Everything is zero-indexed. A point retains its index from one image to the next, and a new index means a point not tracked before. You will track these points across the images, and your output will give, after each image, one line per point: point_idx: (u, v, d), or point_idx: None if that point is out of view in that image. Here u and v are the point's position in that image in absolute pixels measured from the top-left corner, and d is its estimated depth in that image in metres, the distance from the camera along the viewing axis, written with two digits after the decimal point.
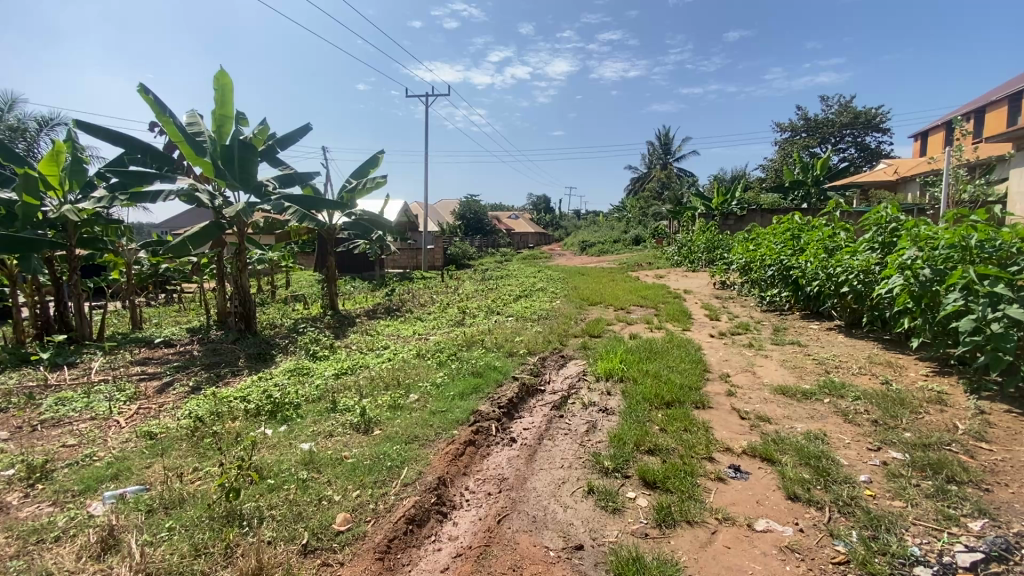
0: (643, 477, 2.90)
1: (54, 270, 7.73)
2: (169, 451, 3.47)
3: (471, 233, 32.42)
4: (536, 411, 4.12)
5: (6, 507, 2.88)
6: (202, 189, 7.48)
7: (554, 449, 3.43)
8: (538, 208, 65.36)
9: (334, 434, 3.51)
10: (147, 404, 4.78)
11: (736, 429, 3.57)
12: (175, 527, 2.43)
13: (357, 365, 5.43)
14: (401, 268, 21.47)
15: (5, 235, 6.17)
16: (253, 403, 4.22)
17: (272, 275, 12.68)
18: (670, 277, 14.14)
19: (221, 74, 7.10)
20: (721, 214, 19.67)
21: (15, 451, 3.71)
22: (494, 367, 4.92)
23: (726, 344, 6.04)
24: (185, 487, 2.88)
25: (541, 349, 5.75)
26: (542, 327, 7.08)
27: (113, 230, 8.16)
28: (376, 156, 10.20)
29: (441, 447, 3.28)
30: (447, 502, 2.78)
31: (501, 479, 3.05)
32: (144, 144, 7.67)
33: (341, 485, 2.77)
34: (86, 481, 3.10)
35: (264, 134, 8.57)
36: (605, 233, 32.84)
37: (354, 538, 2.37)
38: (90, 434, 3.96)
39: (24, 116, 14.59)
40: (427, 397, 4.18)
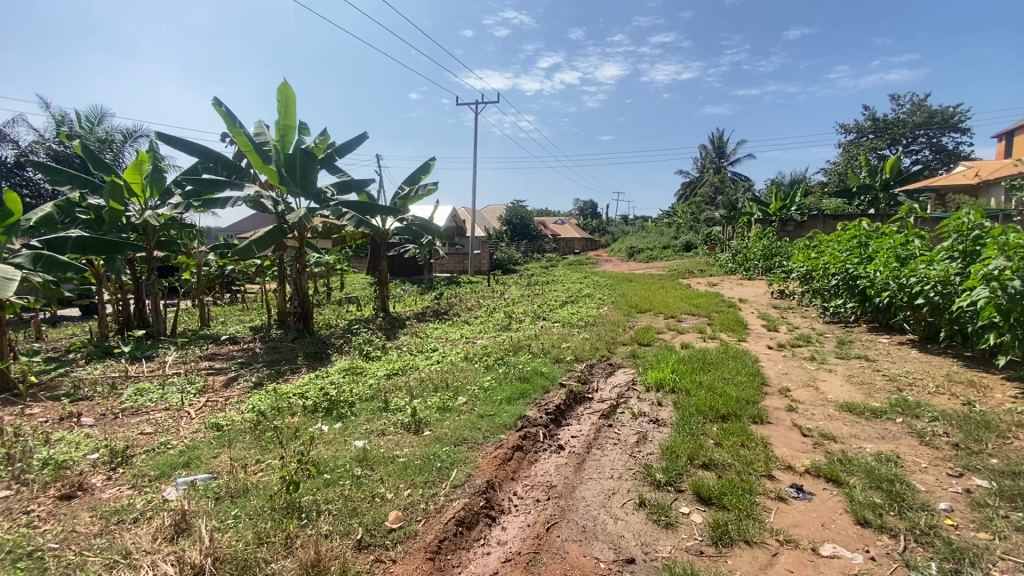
0: (698, 492, 2.80)
1: (136, 270, 8.42)
2: (235, 443, 3.68)
3: (517, 238, 32.45)
4: (585, 419, 4.08)
5: (92, 488, 3.14)
6: (267, 196, 7.91)
7: (604, 459, 3.37)
8: (584, 213, 65.14)
9: (386, 433, 3.61)
10: (214, 397, 5.09)
11: (798, 446, 3.38)
12: (239, 515, 2.57)
13: (407, 366, 5.55)
14: (448, 272, 21.97)
15: (95, 238, 6.74)
16: (311, 399, 4.42)
17: (328, 278, 13.22)
18: (723, 285, 13.63)
19: (284, 85, 7.49)
20: (779, 220, 18.83)
21: (99, 436, 4.04)
22: (541, 373, 4.90)
23: (785, 356, 5.76)
24: (248, 478, 3.04)
25: (589, 356, 5.69)
26: (589, 333, 7.01)
27: (187, 233, 8.75)
28: (428, 163, 10.48)
29: (489, 450, 3.30)
30: (496, 506, 2.79)
31: (549, 486, 3.04)
32: (215, 154, 8.22)
33: (393, 483, 2.84)
34: (161, 467, 3.33)
35: (324, 143, 8.99)
36: (654, 239, 32.15)
37: (405, 536, 2.42)
38: (165, 424, 4.26)
39: (112, 129, 16.12)
40: (475, 400, 4.22)
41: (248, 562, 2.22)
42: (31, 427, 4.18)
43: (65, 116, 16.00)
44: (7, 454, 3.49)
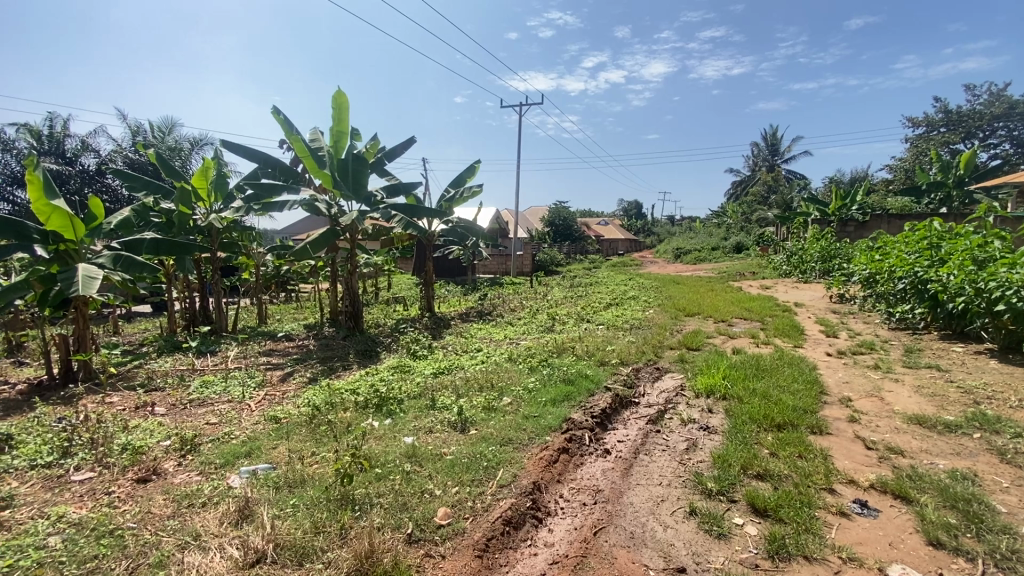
0: (752, 503, 2.70)
1: (202, 270, 8.98)
2: (292, 435, 3.86)
3: (560, 239, 32.27)
4: (631, 424, 4.02)
5: (165, 473, 3.39)
6: (321, 199, 8.26)
7: (652, 465, 3.31)
8: (629, 213, 64.17)
9: (433, 431, 3.69)
10: (272, 391, 5.37)
11: (862, 460, 3.20)
12: (298, 504, 2.70)
13: (452, 366, 5.64)
14: (491, 273, 22.18)
15: (166, 240, 7.22)
16: (362, 395, 4.57)
17: (376, 278, 13.62)
18: (777, 288, 13.06)
19: (338, 92, 7.79)
20: (837, 220, 17.86)
21: (171, 425, 4.33)
22: (587, 376, 4.86)
23: (846, 364, 5.46)
24: (305, 469, 3.19)
25: (635, 360, 5.60)
26: (635, 336, 6.90)
27: (247, 235, 9.24)
28: (473, 165, 10.61)
29: (535, 452, 3.30)
30: (542, 508, 2.80)
31: (596, 490, 3.01)
32: (274, 160, 8.65)
33: (441, 480, 2.90)
34: (225, 456, 3.54)
35: (375, 148, 9.28)
36: (702, 240, 31.24)
37: (454, 533, 2.46)
38: (228, 415, 4.53)
39: (180, 137, 17.24)
40: (520, 401, 4.24)
41: (307, 550, 2.33)
42: (112, 414, 4.55)
43: (139, 127, 17.24)
44: (91, 439, 3.81)
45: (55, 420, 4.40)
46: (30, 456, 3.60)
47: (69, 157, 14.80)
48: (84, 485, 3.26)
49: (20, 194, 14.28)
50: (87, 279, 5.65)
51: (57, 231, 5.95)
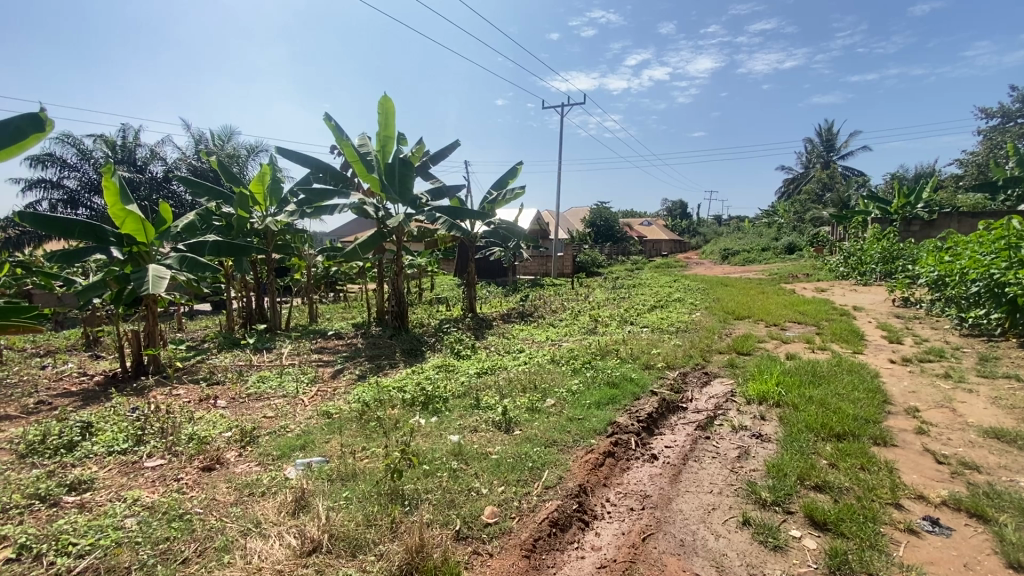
0: (810, 515, 2.59)
1: (258, 271, 9.44)
2: (344, 430, 4.00)
3: (601, 239, 31.87)
4: (679, 429, 3.93)
5: (228, 462, 3.59)
6: (369, 202, 8.52)
7: (702, 472, 3.23)
8: (673, 213, 62.68)
9: (479, 430, 3.74)
10: (324, 387, 5.58)
11: (931, 474, 3.01)
12: (350, 498, 2.80)
13: (496, 366, 5.68)
14: (532, 275, 22.23)
15: (227, 242, 7.61)
16: (409, 393, 4.68)
17: (420, 279, 13.90)
18: (834, 291, 12.42)
19: (385, 98, 8.00)
20: (901, 219, 16.79)
21: (231, 417, 4.58)
22: (631, 379, 4.79)
23: (911, 372, 5.14)
24: (356, 463, 3.30)
25: (682, 364, 5.47)
26: (681, 339, 6.74)
27: (299, 237, 9.64)
28: (515, 167, 10.65)
29: (581, 455, 3.28)
30: (589, 511, 2.78)
31: (644, 495, 2.96)
32: (325, 165, 9.01)
33: (487, 479, 2.93)
34: (282, 448, 3.71)
35: (420, 152, 9.48)
36: (751, 241, 30.14)
37: (501, 532, 2.49)
38: (283, 409, 4.74)
39: (238, 145, 18.19)
40: (564, 403, 4.22)
41: (359, 542, 2.41)
42: (179, 406, 4.86)
43: (201, 135, 18.29)
44: (161, 429, 4.08)
45: (129, 410, 4.74)
46: (109, 442, 3.89)
47: (140, 165, 15.90)
48: (156, 471, 3.49)
49: (97, 200, 15.45)
50: (156, 279, 6.06)
51: (131, 234, 6.39)
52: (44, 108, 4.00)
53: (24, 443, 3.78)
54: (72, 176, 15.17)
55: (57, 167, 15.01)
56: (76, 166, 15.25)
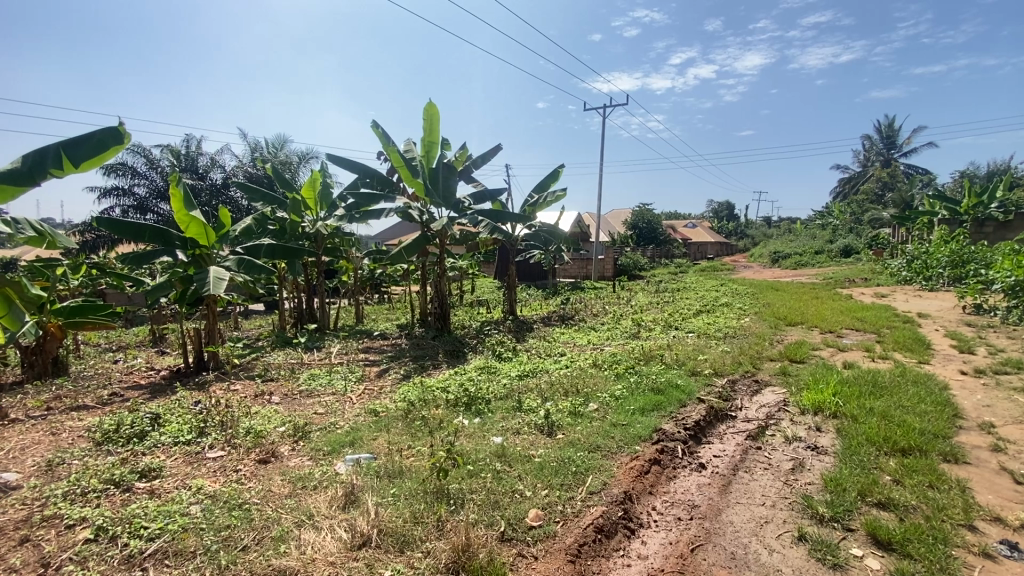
0: (873, 534, 2.45)
1: (309, 273, 9.82)
2: (390, 428, 4.11)
3: (644, 242, 31.31)
4: (728, 438, 3.81)
5: (282, 456, 3.76)
6: (414, 206, 8.72)
7: (753, 484, 3.12)
8: (719, 215, 60.88)
9: (521, 432, 3.75)
10: (370, 386, 5.75)
11: (1009, 496, 2.79)
12: (397, 494, 2.88)
13: (538, 369, 5.68)
14: (572, 278, 22.10)
15: (281, 245, 7.96)
16: (453, 394, 4.75)
17: (462, 281, 14.08)
18: (897, 297, 11.70)
19: (430, 104, 8.17)
20: (972, 220, 15.64)
21: (284, 412, 4.79)
22: (677, 386, 4.67)
23: (986, 385, 4.77)
24: (402, 461, 3.39)
25: (730, 371, 5.30)
26: (729, 345, 6.53)
27: (347, 241, 9.96)
28: (557, 170, 10.64)
29: (625, 461, 3.23)
30: (634, 519, 2.74)
31: (691, 505, 2.89)
32: (372, 171, 9.29)
33: (531, 482, 2.94)
34: (332, 444, 3.85)
35: (463, 156, 9.62)
36: (803, 243, 28.84)
37: (545, 536, 2.49)
38: (333, 406, 4.92)
39: (291, 152, 19.00)
40: (607, 408, 4.18)
41: (407, 538, 2.47)
42: (237, 401, 5.12)
43: (257, 143, 19.22)
44: (221, 422, 4.32)
45: (192, 403, 5.03)
46: (174, 433, 4.15)
47: (202, 172, 16.87)
48: (217, 462, 3.70)
49: (164, 206, 16.50)
50: (216, 281, 6.41)
51: (195, 237, 6.79)
52: (121, 123, 4.27)
53: (100, 432, 4.08)
54: (142, 183, 16.28)
55: (128, 175, 16.14)
56: (145, 174, 16.36)
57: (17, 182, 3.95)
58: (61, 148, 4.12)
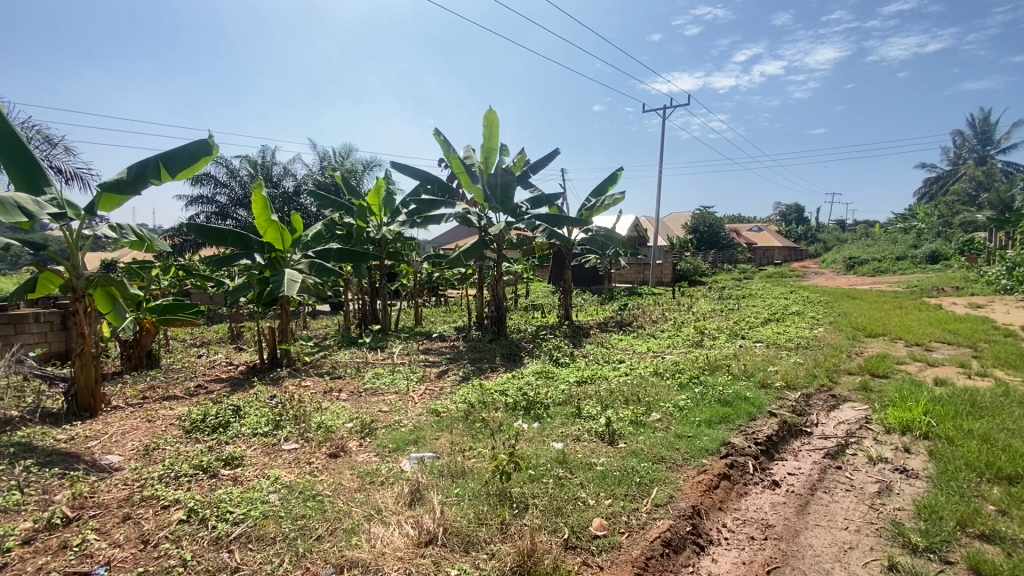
0: (977, 569, 2.24)
1: (372, 276, 10.23)
2: (451, 428, 4.20)
3: (705, 246, 30.18)
4: (804, 456, 3.60)
5: (351, 450, 3.94)
6: (473, 212, 8.89)
7: (834, 506, 2.93)
8: (787, 219, 57.86)
9: (582, 439, 3.72)
10: (431, 386, 5.90)
11: None
12: (461, 494, 2.94)
13: (596, 376, 5.61)
14: (628, 283, 21.67)
15: (347, 249, 8.32)
16: (511, 398, 4.78)
17: (517, 285, 14.16)
18: (997, 308, 10.59)
19: (490, 111, 8.30)
20: None
21: (352, 409, 5.02)
22: (746, 398, 4.45)
23: None
24: (464, 462, 3.45)
25: (804, 384, 5.01)
26: (802, 357, 6.17)
27: (408, 245, 10.27)
28: (615, 173, 10.50)
29: (692, 475, 3.13)
30: (703, 535, 2.65)
31: (766, 525, 2.76)
32: (433, 177, 9.54)
33: (594, 490, 2.91)
34: (397, 442, 3.98)
35: (521, 162, 9.70)
36: (883, 248, 26.78)
37: (610, 546, 2.46)
38: (396, 405, 5.09)
39: (356, 160, 19.87)
40: (671, 418, 4.06)
41: (472, 538, 2.52)
42: (308, 396, 5.41)
43: (326, 153, 20.26)
44: (295, 416, 4.58)
45: (268, 397, 5.37)
46: (253, 425, 4.44)
47: (275, 180, 17.99)
48: (292, 454, 3.92)
49: (242, 212, 17.74)
50: (290, 283, 6.80)
51: (272, 242, 7.25)
52: (211, 136, 4.64)
53: (189, 421, 4.44)
54: (223, 192, 17.59)
55: (212, 184, 17.49)
56: (226, 183, 17.66)
57: (122, 190, 4.41)
58: (160, 160, 4.52)
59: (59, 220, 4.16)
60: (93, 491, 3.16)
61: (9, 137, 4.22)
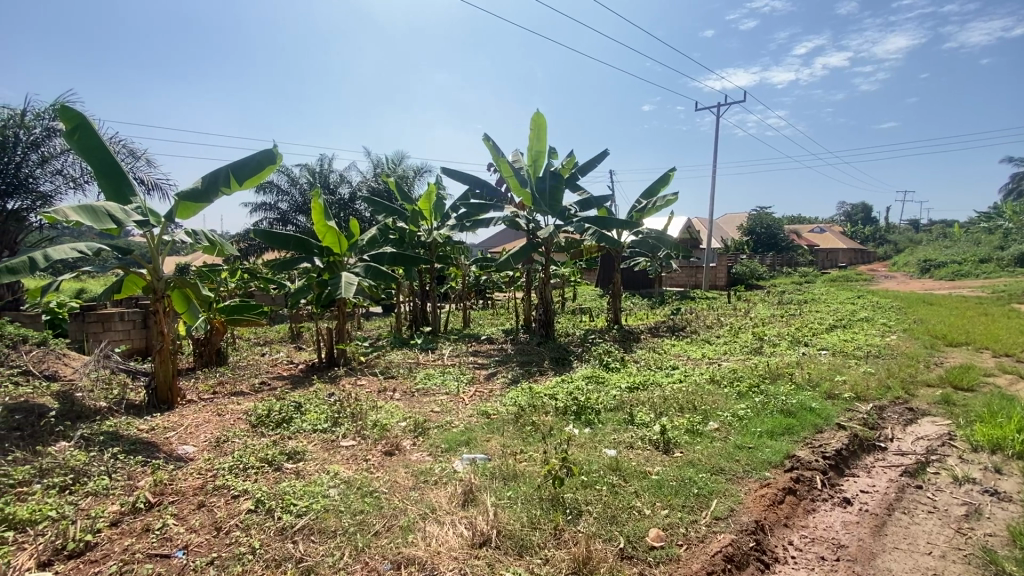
0: None
1: (423, 279, 10.45)
2: (502, 431, 4.22)
3: (762, 248, 28.91)
4: (878, 473, 3.37)
5: (405, 449, 4.04)
6: (521, 215, 8.93)
7: (914, 529, 2.73)
8: (852, 219, 54.64)
9: (635, 447, 3.64)
10: (481, 388, 5.96)
11: None
12: (514, 497, 2.95)
13: (649, 382, 5.47)
14: (680, 286, 21.06)
15: (399, 253, 8.54)
16: (561, 402, 4.74)
17: (565, 288, 14.07)
18: None
19: (539, 114, 8.32)
20: None
21: (405, 408, 5.14)
22: (811, 409, 4.22)
23: None
24: (516, 465, 3.46)
25: (876, 396, 4.69)
26: (873, 366, 5.78)
27: (458, 248, 10.43)
28: (667, 173, 10.24)
29: (754, 488, 2.99)
30: (768, 552, 2.53)
31: (838, 545, 2.60)
32: (482, 181, 9.66)
33: (649, 500, 2.84)
34: (449, 442, 4.04)
35: (570, 164, 9.65)
36: (964, 250, 24.68)
37: (668, 559, 2.39)
38: (447, 406, 5.17)
39: (408, 167, 20.40)
40: (730, 428, 3.90)
41: (526, 542, 2.52)
42: (363, 395, 5.60)
43: (379, 160, 20.95)
44: (352, 414, 4.74)
45: (326, 395, 5.60)
46: (313, 421, 4.64)
47: (332, 187, 18.77)
48: (350, 450, 4.07)
49: (301, 218, 18.61)
50: (347, 285, 7.06)
51: (330, 246, 7.57)
52: (274, 146, 4.90)
53: (255, 416, 4.69)
54: (285, 199, 18.53)
55: (274, 192, 18.47)
56: (287, 191, 18.59)
57: (196, 199, 4.73)
58: (229, 171, 4.82)
59: (142, 227, 4.52)
60: (171, 479, 3.40)
61: (101, 152, 4.65)
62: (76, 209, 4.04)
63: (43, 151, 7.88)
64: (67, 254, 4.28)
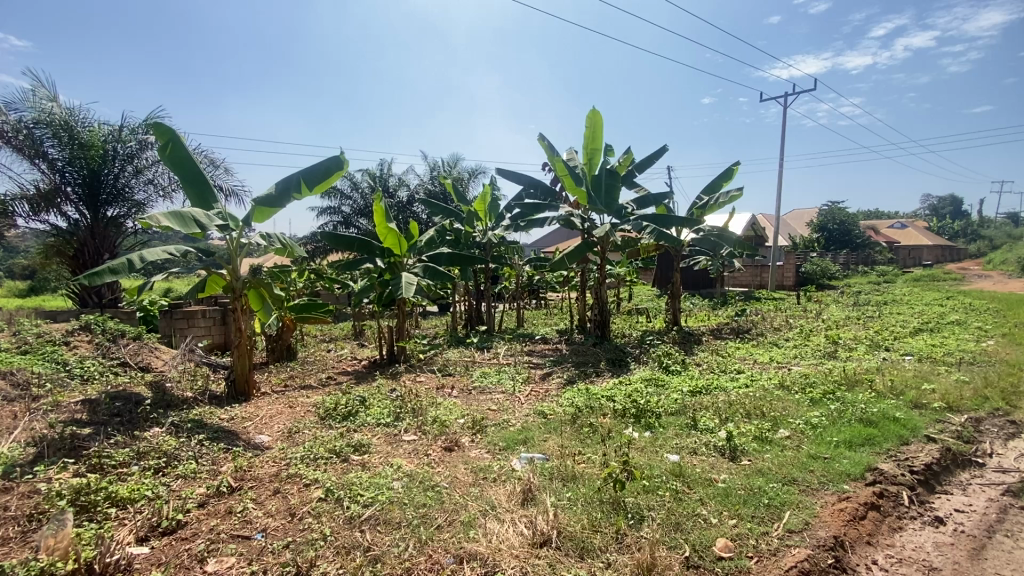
0: None
1: (478, 279, 10.59)
2: (559, 431, 4.20)
3: (835, 245, 27.07)
4: (975, 492, 3.07)
5: (464, 446, 4.12)
6: (576, 214, 8.87)
7: (1019, 554, 2.49)
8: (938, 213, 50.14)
9: (700, 453, 3.51)
10: (537, 388, 5.97)
11: None
12: (574, 498, 2.93)
13: (712, 387, 5.25)
14: (743, 286, 20.12)
15: (456, 253, 8.70)
16: (620, 404, 4.66)
17: (621, 289, 13.82)
18: None
19: (595, 111, 8.19)
20: None
21: (463, 406, 5.24)
22: (894, 419, 3.91)
23: None
24: (575, 466, 3.43)
25: (971, 407, 4.27)
26: (967, 374, 5.26)
27: (512, 248, 10.49)
28: (730, 168, 9.82)
29: (832, 501, 2.81)
30: (849, 570, 2.38)
31: (929, 567, 2.41)
32: (537, 181, 9.67)
33: (715, 509, 2.73)
34: (507, 441, 4.07)
35: (627, 161, 9.46)
36: None
37: (737, 570, 2.30)
38: (504, 405, 5.22)
39: (463, 168, 20.76)
40: (802, 437, 3.69)
41: (587, 545, 2.50)
42: (422, 392, 5.75)
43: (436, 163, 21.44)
44: (413, 410, 4.89)
45: (388, 391, 5.80)
46: (376, 415, 4.83)
47: (391, 190, 19.41)
48: (412, 445, 4.19)
49: (363, 221, 19.38)
50: (407, 285, 7.27)
51: (390, 247, 7.85)
52: (341, 151, 5.12)
53: (323, 409, 4.94)
54: (348, 203, 19.37)
55: (338, 196, 19.33)
56: (350, 195, 19.42)
57: (271, 204, 5.05)
58: (301, 177, 5.10)
59: (224, 231, 4.87)
60: (250, 466, 3.65)
61: (188, 166, 5.05)
62: (168, 215, 4.42)
63: (136, 163, 8.62)
64: (159, 256, 4.67)
